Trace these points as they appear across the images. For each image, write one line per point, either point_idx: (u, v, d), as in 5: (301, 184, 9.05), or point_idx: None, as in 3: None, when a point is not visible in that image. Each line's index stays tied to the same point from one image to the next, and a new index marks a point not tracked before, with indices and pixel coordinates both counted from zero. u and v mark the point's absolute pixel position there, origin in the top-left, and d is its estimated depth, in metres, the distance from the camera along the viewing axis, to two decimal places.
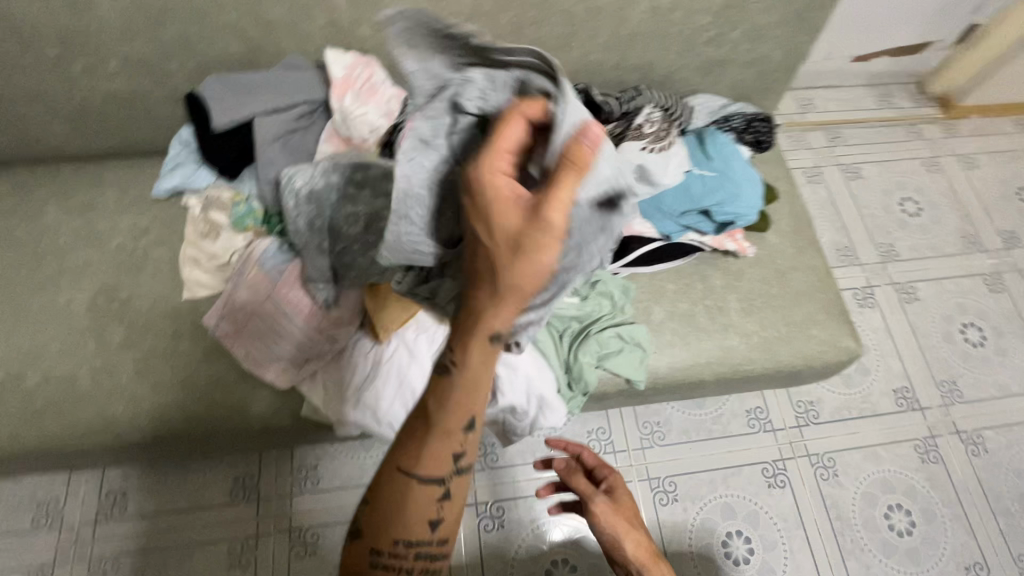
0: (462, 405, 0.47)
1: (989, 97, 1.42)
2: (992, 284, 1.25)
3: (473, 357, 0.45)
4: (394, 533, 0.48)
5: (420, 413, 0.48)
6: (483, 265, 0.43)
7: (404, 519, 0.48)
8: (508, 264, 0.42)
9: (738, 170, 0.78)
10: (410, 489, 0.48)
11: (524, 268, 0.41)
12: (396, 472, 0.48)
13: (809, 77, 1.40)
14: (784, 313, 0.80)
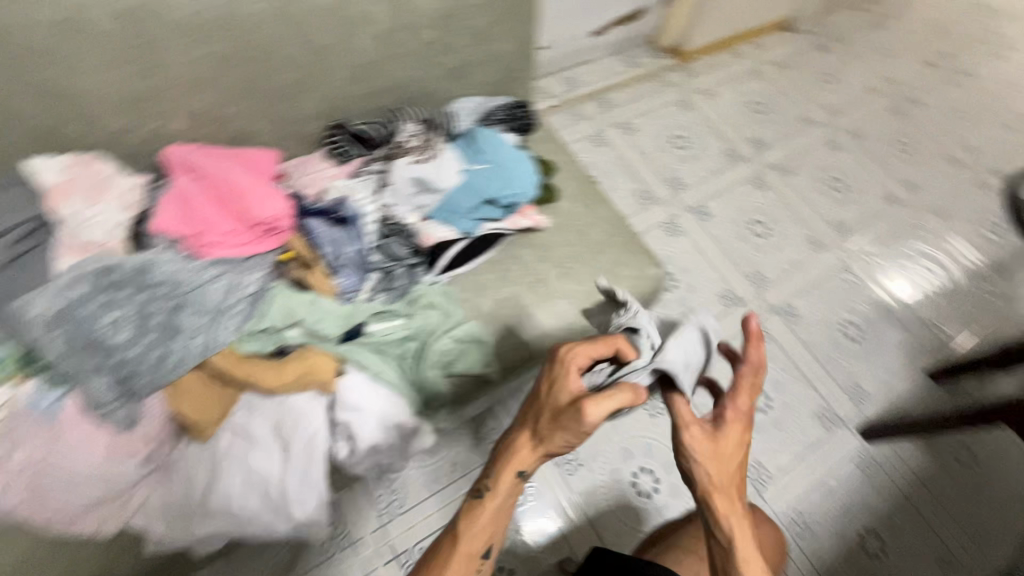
0: (482, 521, 0.62)
1: (708, 38, 1.69)
2: (758, 184, 1.50)
3: (502, 481, 0.61)
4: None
5: (452, 527, 0.63)
6: (534, 410, 0.60)
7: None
8: (550, 432, 0.58)
9: (507, 156, 0.85)
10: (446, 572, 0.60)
11: (566, 437, 0.57)
12: (448, 547, 0.62)
13: (566, 61, 1.58)
14: (593, 265, 0.88)
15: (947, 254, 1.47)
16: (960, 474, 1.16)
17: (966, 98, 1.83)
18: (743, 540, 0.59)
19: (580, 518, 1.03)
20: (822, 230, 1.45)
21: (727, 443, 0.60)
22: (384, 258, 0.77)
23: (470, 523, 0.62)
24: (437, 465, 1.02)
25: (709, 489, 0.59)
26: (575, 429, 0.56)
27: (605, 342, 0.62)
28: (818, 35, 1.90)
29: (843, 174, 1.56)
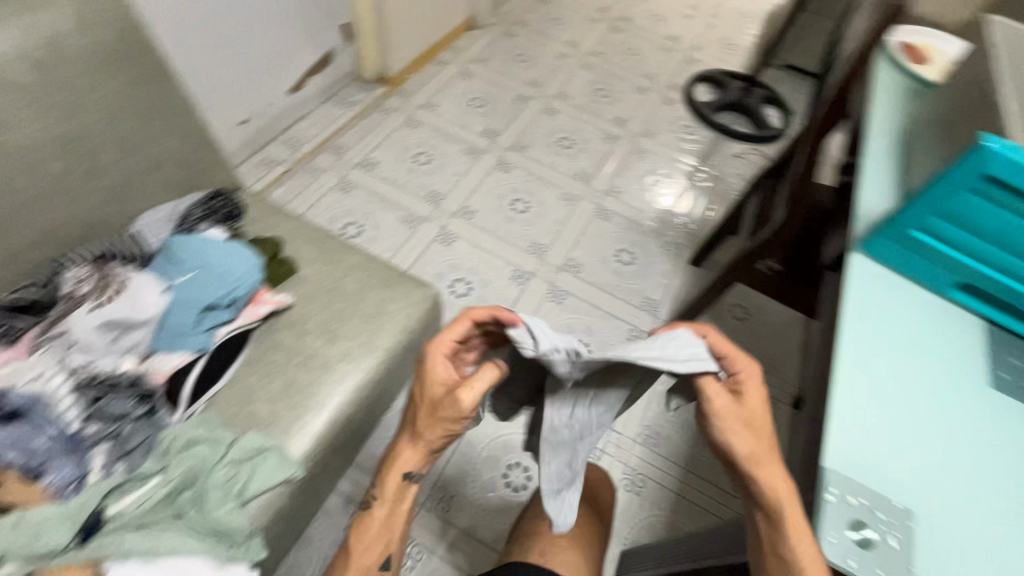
0: (374, 533, 0.59)
1: (406, 58, 1.78)
2: (503, 168, 1.63)
3: (389, 486, 0.59)
4: None
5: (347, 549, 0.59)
6: (410, 409, 0.60)
7: None
8: (431, 418, 0.57)
9: (210, 253, 0.78)
10: None
11: (441, 422, 0.56)
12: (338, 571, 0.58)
13: (279, 125, 1.54)
14: (358, 315, 0.87)
15: (666, 164, 1.76)
16: (744, 329, 1.39)
17: (630, 38, 2.19)
18: (791, 501, 0.49)
19: (475, 545, 1.01)
20: (569, 185, 1.63)
21: (752, 404, 0.51)
22: (105, 423, 0.67)
23: (360, 544, 0.58)
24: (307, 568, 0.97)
25: (747, 459, 0.50)
26: (451, 416, 0.55)
27: (463, 322, 0.60)
28: (501, 25, 2.12)
29: (566, 132, 1.77)
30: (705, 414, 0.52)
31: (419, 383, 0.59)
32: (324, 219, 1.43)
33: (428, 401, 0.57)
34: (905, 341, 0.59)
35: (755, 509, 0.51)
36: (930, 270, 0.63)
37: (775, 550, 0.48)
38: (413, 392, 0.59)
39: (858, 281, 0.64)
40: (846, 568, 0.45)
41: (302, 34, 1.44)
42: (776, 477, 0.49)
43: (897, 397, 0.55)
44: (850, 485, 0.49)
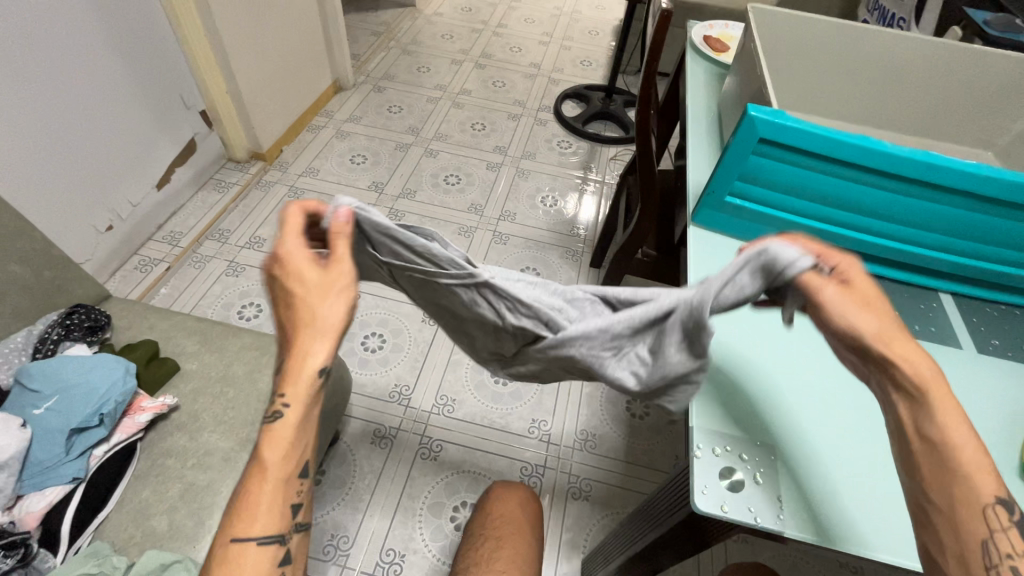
0: (285, 447, 0.46)
1: (278, 131, 1.78)
2: (395, 217, 1.65)
3: (298, 389, 0.45)
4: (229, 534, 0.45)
5: (255, 475, 0.46)
6: (280, 303, 0.47)
7: (243, 521, 0.45)
8: (311, 297, 0.45)
9: (69, 373, 0.73)
10: (240, 555, 0.44)
11: (323, 292, 0.45)
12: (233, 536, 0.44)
13: (152, 222, 1.48)
14: (255, 397, 0.84)
15: (551, 179, 1.85)
16: None
17: (495, 72, 2.31)
18: (937, 377, 0.41)
19: None
20: (463, 218, 1.67)
21: (862, 287, 0.43)
22: None
23: (254, 490, 0.46)
24: None
25: (878, 337, 0.41)
26: (324, 284, 0.45)
27: (296, 211, 0.48)
28: (370, 83, 2.17)
29: (451, 170, 1.83)
30: (821, 312, 0.43)
31: (287, 286, 0.46)
32: (218, 306, 1.37)
33: (308, 295, 0.45)
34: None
35: (894, 397, 0.42)
36: (753, 227, 0.71)
37: (921, 436, 0.40)
38: (279, 298, 0.47)
39: (698, 251, 0.71)
40: (721, 515, 0.48)
41: (157, 129, 1.42)
42: (913, 350, 0.41)
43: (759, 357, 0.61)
44: (715, 437, 0.53)
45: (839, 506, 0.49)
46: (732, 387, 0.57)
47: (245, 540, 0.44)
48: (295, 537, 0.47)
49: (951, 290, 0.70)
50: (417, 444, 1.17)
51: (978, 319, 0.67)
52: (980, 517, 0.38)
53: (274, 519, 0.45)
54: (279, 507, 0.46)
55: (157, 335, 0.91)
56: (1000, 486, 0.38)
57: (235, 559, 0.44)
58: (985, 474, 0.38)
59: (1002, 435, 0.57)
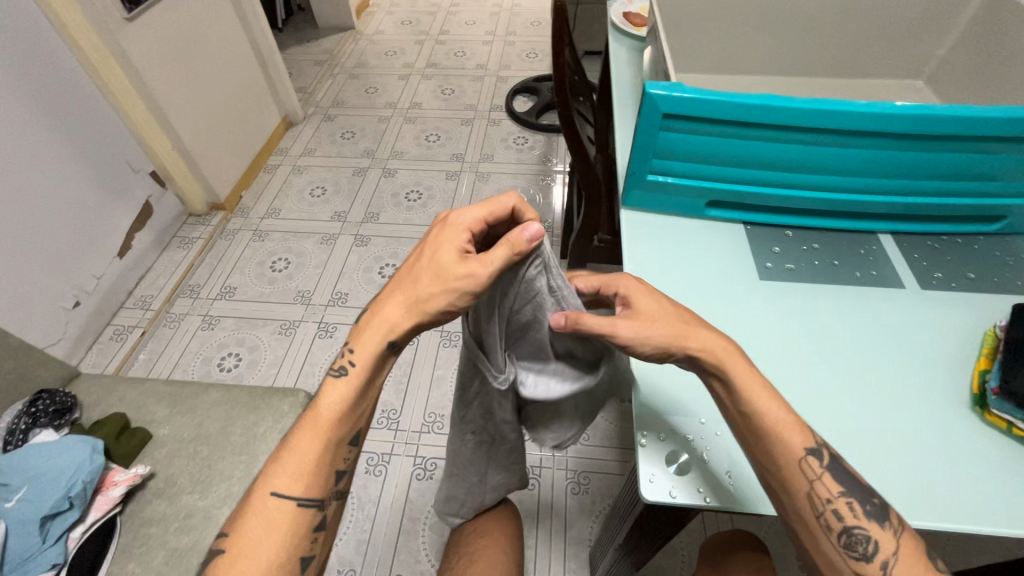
0: (337, 399, 0.52)
1: (234, 178, 1.78)
2: (362, 242, 1.65)
3: (366, 347, 0.52)
4: (271, 488, 0.49)
5: (304, 429, 0.52)
6: (416, 262, 0.53)
7: (288, 476, 0.50)
8: (425, 280, 0.51)
9: (36, 462, 0.74)
10: (282, 510, 0.49)
11: (434, 280, 0.50)
12: (277, 490, 0.50)
13: (121, 290, 1.49)
14: (229, 451, 0.84)
15: (512, 178, 1.84)
16: None
17: (442, 80, 2.31)
18: (732, 359, 0.50)
19: None
20: None
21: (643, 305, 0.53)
22: None
23: (303, 438, 0.52)
24: None
25: (676, 338, 0.50)
26: (440, 278, 0.50)
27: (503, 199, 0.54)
28: (320, 113, 2.17)
29: (412, 186, 1.83)
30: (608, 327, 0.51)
31: (430, 251, 0.52)
32: (198, 363, 1.38)
33: (427, 278, 0.51)
34: (682, 268, 0.66)
35: (709, 380, 0.50)
36: (681, 201, 0.70)
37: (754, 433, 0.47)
38: (424, 249, 0.52)
39: (630, 234, 0.70)
40: (671, 501, 0.48)
41: (110, 199, 1.42)
42: (708, 337, 0.50)
43: None
44: (649, 420, 0.53)
45: None
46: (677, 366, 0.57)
47: (292, 497, 0.49)
48: (332, 507, 0.52)
49: (890, 228, 0.69)
50: (412, 465, 1.17)
51: (920, 254, 0.67)
52: (800, 473, 0.46)
53: (318, 483, 0.51)
54: (325, 469, 0.52)
55: (127, 405, 0.91)
56: (807, 438, 0.47)
57: (278, 510, 0.49)
58: (796, 433, 0.46)
59: (952, 370, 0.56)
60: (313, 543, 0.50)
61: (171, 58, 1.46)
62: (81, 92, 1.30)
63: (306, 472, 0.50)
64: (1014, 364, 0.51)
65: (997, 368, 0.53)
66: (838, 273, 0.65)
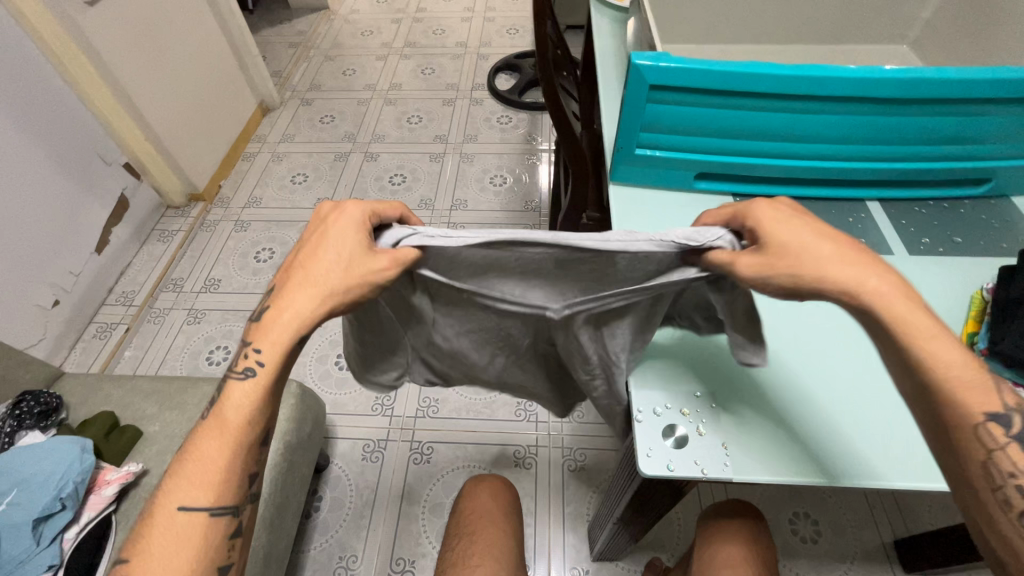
0: (243, 404, 0.45)
1: (211, 167, 1.73)
2: None
3: (268, 348, 0.44)
4: (177, 502, 0.42)
5: (208, 434, 0.44)
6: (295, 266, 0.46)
7: (193, 486, 0.42)
8: (318, 278, 0.44)
9: (24, 465, 0.72)
10: (191, 528, 0.42)
11: (332, 276, 0.44)
12: (180, 507, 0.42)
13: (102, 286, 1.45)
14: None
15: (497, 158, 1.81)
16: None
17: (422, 59, 2.25)
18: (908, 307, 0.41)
19: None
20: (416, 216, 1.64)
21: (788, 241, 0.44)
22: None
23: (207, 444, 0.44)
24: None
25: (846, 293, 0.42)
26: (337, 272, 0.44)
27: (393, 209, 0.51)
28: (297, 97, 2.11)
29: (395, 169, 1.79)
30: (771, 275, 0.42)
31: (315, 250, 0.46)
32: (186, 357, 1.36)
33: (325, 272, 0.44)
34: None
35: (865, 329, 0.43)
36: (670, 173, 0.69)
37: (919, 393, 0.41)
38: (306, 252, 0.46)
39: (620, 209, 0.69)
40: (668, 474, 0.48)
41: (84, 194, 1.37)
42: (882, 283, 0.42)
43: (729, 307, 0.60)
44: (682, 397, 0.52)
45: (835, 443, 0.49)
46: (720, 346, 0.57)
47: (198, 510, 0.42)
48: (248, 510, 0.46)
49: (878, 195, 0.69)
50: (408, 450, 1.17)
51: (908, 220, 0.67)
52: (976, 439, 0.39)
53: (228, 489, 0.43)
54: (235, 473, 0.44)
55: (114, 404, 0.90)
56: (990, 399, 0.39)
57: (185, 525, 0.42)
58: (976, 392, 0.40)
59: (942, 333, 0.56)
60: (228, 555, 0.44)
61: (138, 44, 1.41)
62: (45, 83, 1.25)
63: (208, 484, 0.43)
64: (1002, 325, 0.52)
65: (985, 330, 0.55)
66: None
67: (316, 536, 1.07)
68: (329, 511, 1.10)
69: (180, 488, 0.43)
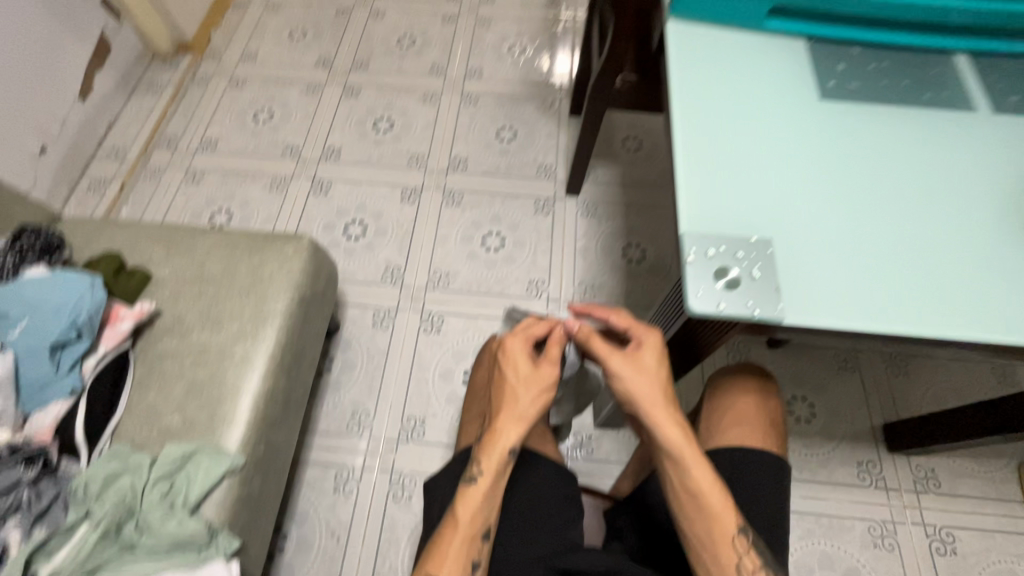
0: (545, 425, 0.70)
1: (199, 13, 1.55)
2: (351, 93, 1.49)
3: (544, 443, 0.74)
4: (514, 367, 0.61)
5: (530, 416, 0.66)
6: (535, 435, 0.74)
7: (519, 387, 0.60)
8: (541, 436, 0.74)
9: (34, 293, 0.70)
10: (525, 375, 0.60)
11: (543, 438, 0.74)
12: (518, 360, 0.61)
13: (91, 137, 1.36)
14: (236, 293, 0.81)
15: (517, 24, 1.64)
16: (640, 157, 1.38)
17: None
18: None
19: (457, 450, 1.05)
20: (427, 83, 1.51)
21: None
22: None
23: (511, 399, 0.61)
24: (309, 536, 0.98)
25: None
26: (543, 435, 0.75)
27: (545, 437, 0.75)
28: None
29: (403, 30, 1.62)
30: None
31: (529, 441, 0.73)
32: (187, 218, 1.31)
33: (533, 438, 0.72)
34: (765, 94, 0.58)
35: None
36: (738, 5, 0.60)
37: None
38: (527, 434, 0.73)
39: (679, 46, 0.61)
40: (717, 314, 0.46)
41: (62, 30, 1.22)
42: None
43: (795, 155, 0.54)
44: (739, 241, 0.49)
45: (896, 300, 0.47)
46: (785, 196, 0.52)
47: (531, 368, 0.61)
48: (546, 363, 0.61)
49: (968, 48, 0.61)
50: (418, 319, 1.17)
51: (997, 77, 0.60)
52: None
53: (535, 379, 0.60)
54: (533, 392, 0.60)
55: (119, 247, 0.86)
56: None
57: (531, 372, 0.61)
58: None
59: (1016, 195, 0.52)
60: (548, 359, 0.62)
61: None
62: None
63: (515, 421, 0.59)
64: None
65: None
66: (908, 95, 0.58)
67: (329, 393, 1.10)
68: (340, 371, 1.12)
69: (523, 397, 0.60)
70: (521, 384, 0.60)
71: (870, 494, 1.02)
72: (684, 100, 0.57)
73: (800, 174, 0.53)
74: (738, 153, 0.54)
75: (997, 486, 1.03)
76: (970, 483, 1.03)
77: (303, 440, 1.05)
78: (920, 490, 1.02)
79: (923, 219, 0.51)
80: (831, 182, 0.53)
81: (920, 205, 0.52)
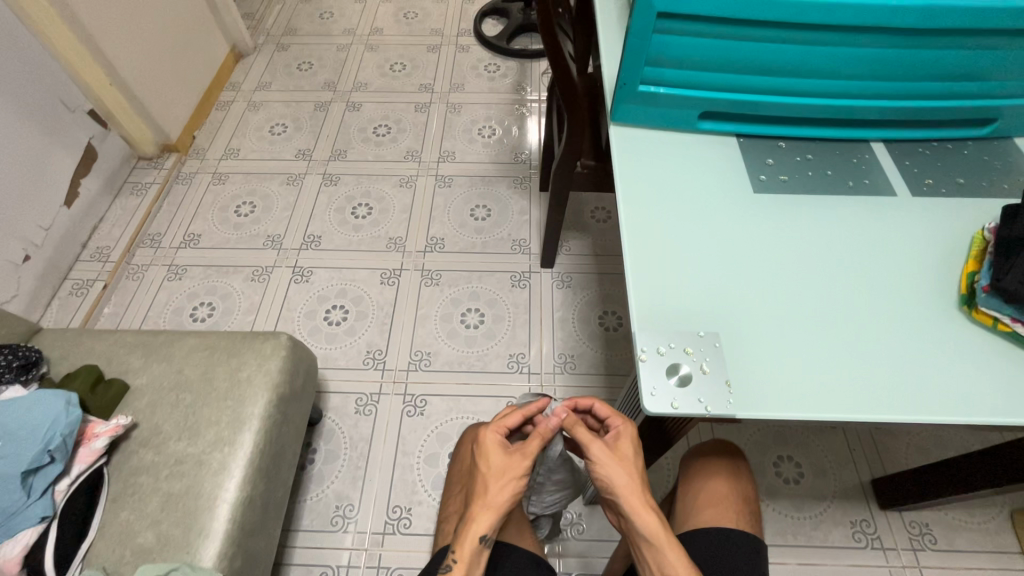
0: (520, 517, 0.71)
1: (183, 116, 1.64)
2: (330, 182, 1.56)
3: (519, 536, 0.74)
4: (488, 455, 0.61)
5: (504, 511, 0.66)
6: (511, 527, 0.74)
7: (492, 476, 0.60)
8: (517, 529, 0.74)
9: (8, 417, 0.70)
10: (498, 464, 0.61)
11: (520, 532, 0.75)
12: (491, 448, 0.62)
13: (75, 240, 1.40)
14: (213, 397, 0.82)
15: (485, 108, 1.75)
16: (609, 227, 1.44)
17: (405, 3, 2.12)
18: None
19: None
20: (402, 168, 1.59)
21: None
22: None
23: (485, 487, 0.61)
24: None
25: None
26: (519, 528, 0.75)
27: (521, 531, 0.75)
28: (273, 42, 1.99)
29: (379, 120, 1.72)
30: None
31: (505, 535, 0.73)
32: (169, 313, 1.32)
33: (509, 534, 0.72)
34: (702, 191, 0.63)
35: None
36: (672, 113, 0.66)
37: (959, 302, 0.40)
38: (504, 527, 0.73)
39: (621, 150, 0.67)
40: (672, 413, 0.48)
41: (48, 143, 1.28)
42: None
43: (735, 248, 0.58)
44: (688, 336, 0.52)
45: (841, 385, 0.49)
46: (727, 288, 0.55)
47: (504, 455, 0.61)
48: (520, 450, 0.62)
49: (883, 136, 0.67)
50: (401, 403, 1.17)
51: (912, 162, 0.66)
52: None
53: (509, 468, 0.60)
54: (507, 479, 0.60)
55: (97, 358, 0.87)
56: None
57: (504, 460, 0.61)
58: None
59: (940, 273, 0.56)
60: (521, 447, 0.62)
61: None
62: None
63: (487, 510, 0.59)
64: (1006, 262, 0.52)
65: (987, 269, 0.53)
66: (832, 183, 0.64)
67: (312, 487, 1.08)
68: (324, 463, 1.10)
69: (497, 486, 0.59)
70: (495, 474, 0.60)
71: (867, 556, 1.00)
72: (629, 201, 0.62)
73: (740, 267, 0.57)
74: (683, 250, 0.58)
75: (992, 537, 1.02)
76: (965, 536, 1.02)
77: (285, 540, 1.02)
78: (917, 548, 1.01)
79: (858, 303, 0.54)
80: (769, 272, 0.56)
81: (855, 289, 0.55)
